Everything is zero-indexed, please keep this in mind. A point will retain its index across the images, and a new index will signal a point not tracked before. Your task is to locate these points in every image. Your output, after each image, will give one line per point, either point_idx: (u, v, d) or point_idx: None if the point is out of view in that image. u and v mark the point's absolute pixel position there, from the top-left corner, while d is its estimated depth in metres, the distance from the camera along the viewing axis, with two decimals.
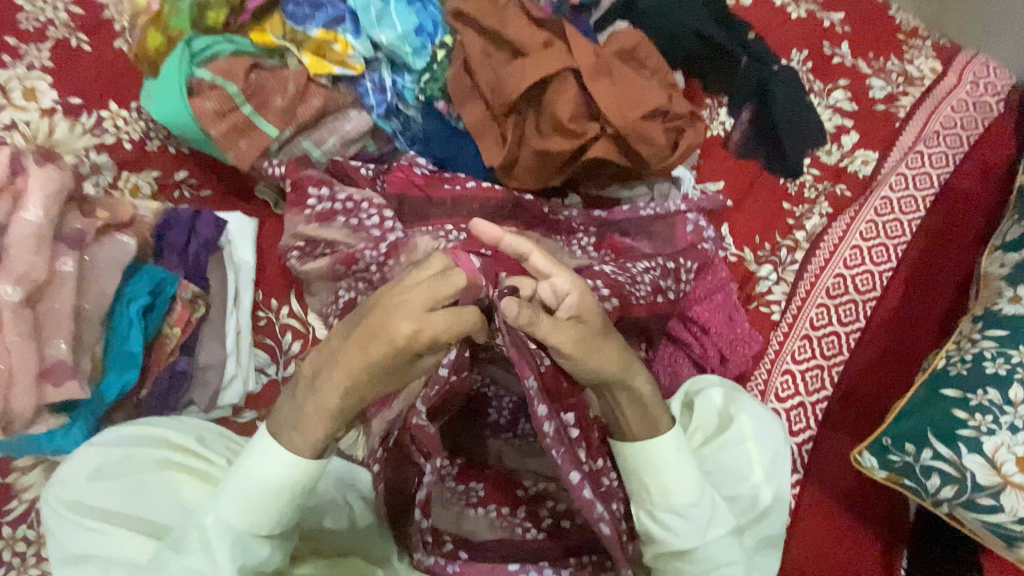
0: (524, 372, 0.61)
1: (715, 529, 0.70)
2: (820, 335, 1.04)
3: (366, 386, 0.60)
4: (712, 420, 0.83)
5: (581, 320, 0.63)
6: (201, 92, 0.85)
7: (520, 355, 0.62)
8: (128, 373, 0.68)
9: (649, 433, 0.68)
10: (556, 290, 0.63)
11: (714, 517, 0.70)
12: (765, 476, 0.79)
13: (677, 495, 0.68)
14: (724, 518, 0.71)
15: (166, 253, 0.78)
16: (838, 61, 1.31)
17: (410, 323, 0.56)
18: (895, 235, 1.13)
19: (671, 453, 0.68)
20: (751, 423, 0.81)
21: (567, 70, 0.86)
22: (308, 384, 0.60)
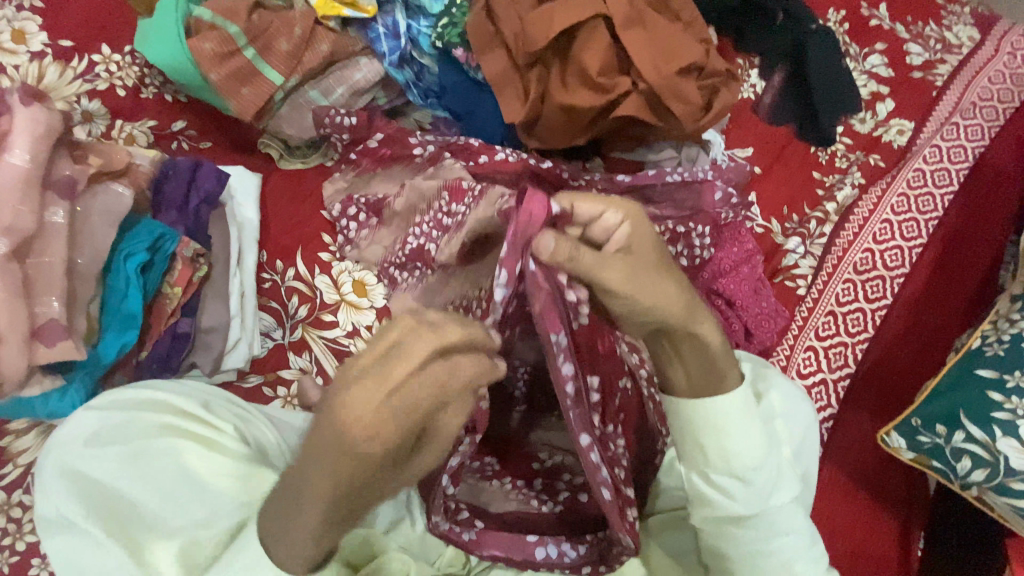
0: (553, 326, 0.58)
1: (783, 496, 0.67)
2: (846, 312, 1.01)
3: (360, 491, 0.50)
4: None
5: (633, 253, 0.57)
6: (200, 32, 0.78)
7: (555, 310, 0.58)
8: (127, 334, 0.64)
9: (715, 387, 0.65)
10: (606, 225, 0.58)
11: (774, 485, 0.67)
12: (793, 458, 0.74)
13: (740, 459, 0.65)
14: (790, 486, 0.69)
15: (164, 207, 0.73)
16: (876, 24, 1.23)
17: (406, 421, 0.46)
18: (927, 209, 1.08)
19: (734, 413, 0.64)
20: (782, 400, 0.76)
21: (598, 17, 0.80)
22: (289, 501, 0.51)
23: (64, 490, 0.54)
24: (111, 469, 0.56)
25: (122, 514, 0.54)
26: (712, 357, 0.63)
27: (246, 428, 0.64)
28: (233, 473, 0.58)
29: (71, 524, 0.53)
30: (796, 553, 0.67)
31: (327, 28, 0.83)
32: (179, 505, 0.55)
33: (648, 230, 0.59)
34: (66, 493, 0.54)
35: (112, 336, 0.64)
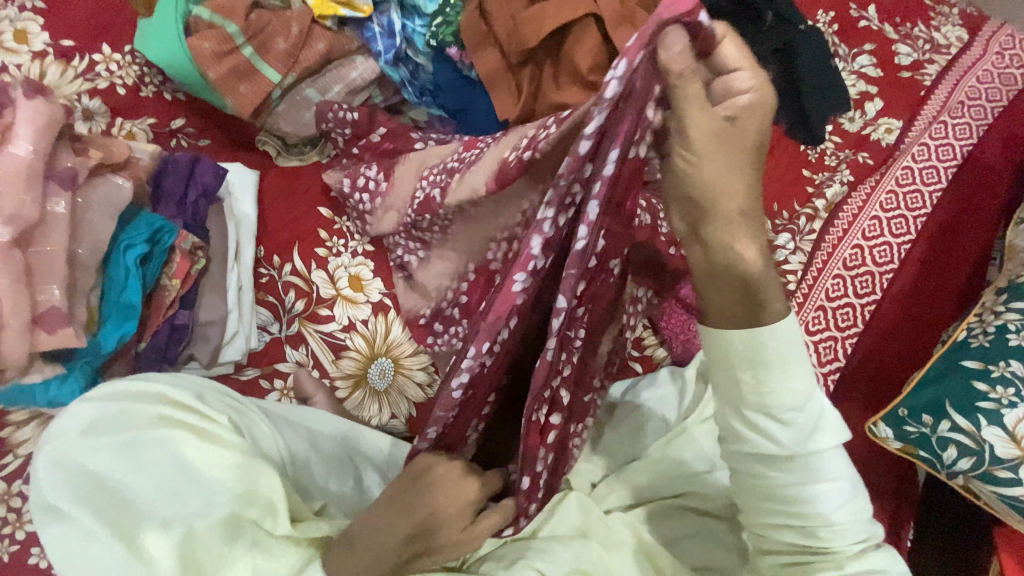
0: (617, 134, 0.46)
1: (827, 442, 0.55)
2: (835, 306, 1.02)
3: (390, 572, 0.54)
4: None
5: (737, 124, 0.49)
6: (199, 31, 0.80)
7: (631, 121, 0.47)
8: (126, 324, 0.65)
9: (750, 317, 0.52)
10: (730, 87, 0.50)
11: (822, 426, 0.55)
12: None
13: (782, 395, 0.53)
14: (837, 429, 0.56)
15: (164, 202, 0.74)
16: (864, 25, 1.26)
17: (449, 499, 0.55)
18: (916, 206, 1.09)
19: (783, 342, 0.52)
20: None
21: (588, 15, 0.81)
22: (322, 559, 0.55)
23: (57, 482, 0.54)
24: (105, 460, 0.55)
25: (113, 507, 0.53)
26: (747, 279, 0.51)
27: (243, 421, 0.63)
28: (225, 463, 0.56)
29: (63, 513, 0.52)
30: (834, 506, 0.56)
31: (324, 27, 0.86)
32: (171, 496, 0.54)
33: (766, 120, 0.51)
34: (59, 484, 0.53)
35: (111, 326, 0.65)
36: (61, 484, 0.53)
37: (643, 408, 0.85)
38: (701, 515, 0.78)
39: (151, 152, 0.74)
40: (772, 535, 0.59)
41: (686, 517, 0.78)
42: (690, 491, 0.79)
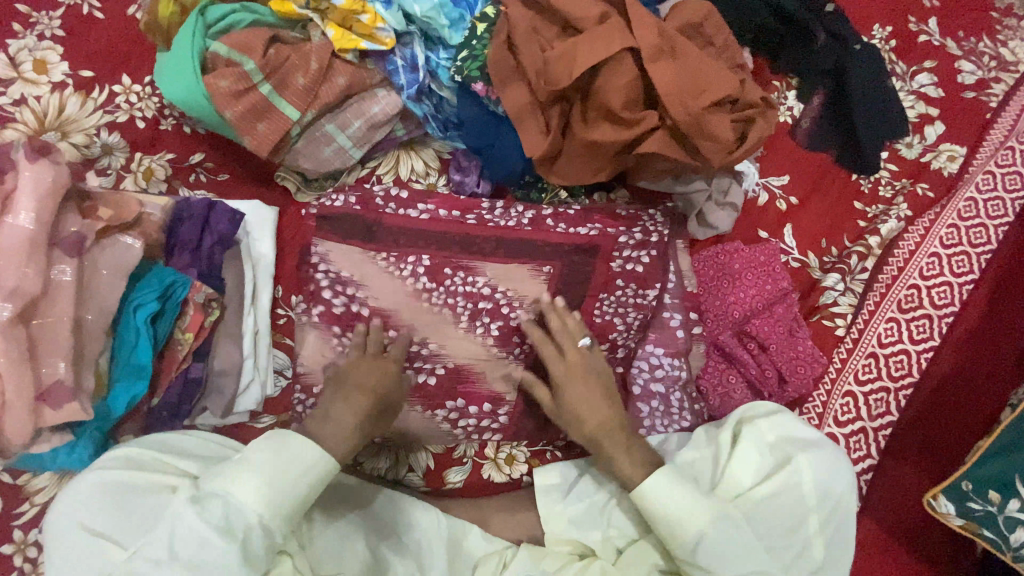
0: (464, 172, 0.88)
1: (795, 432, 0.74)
2: (889, 354, 0.95)
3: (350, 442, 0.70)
4: (767, 458, 0.73)
5: (640, 143, 0.79)
6: (216, 69, 0.75)
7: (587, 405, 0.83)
8: (137, 385, 0.61)
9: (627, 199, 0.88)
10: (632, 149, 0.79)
11: (809, 457, 0.71)
12: (818, 526, 0.69)
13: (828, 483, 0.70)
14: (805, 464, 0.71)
15: (177, 252, 0.69)
16: (971, 95, 1.12)
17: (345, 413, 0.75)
18: (979, 242, 1.01)
19: (785, 428, 0.74)
20: (813, 465, 0.71)
21: (626, 48, 0.75)
22: None
23: (101, 523, 0.55)
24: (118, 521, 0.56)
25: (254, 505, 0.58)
26: (627, 147, 0.80)
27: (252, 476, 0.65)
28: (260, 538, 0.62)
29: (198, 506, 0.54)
30: (803, 448, 0.72)
31: (344, 61, 0.79)
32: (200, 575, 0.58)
33: (626, 156, 0.82)
34: (133, 517, 0.56)
35: (122, 387, 0.61)
36: (129, 524, 0.55)
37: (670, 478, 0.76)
38: (808, 490, 0.69)
39: (161, 205, 0.68)
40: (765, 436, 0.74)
41: (837, 479, 0.71)
42: (812, 449, 0.72)
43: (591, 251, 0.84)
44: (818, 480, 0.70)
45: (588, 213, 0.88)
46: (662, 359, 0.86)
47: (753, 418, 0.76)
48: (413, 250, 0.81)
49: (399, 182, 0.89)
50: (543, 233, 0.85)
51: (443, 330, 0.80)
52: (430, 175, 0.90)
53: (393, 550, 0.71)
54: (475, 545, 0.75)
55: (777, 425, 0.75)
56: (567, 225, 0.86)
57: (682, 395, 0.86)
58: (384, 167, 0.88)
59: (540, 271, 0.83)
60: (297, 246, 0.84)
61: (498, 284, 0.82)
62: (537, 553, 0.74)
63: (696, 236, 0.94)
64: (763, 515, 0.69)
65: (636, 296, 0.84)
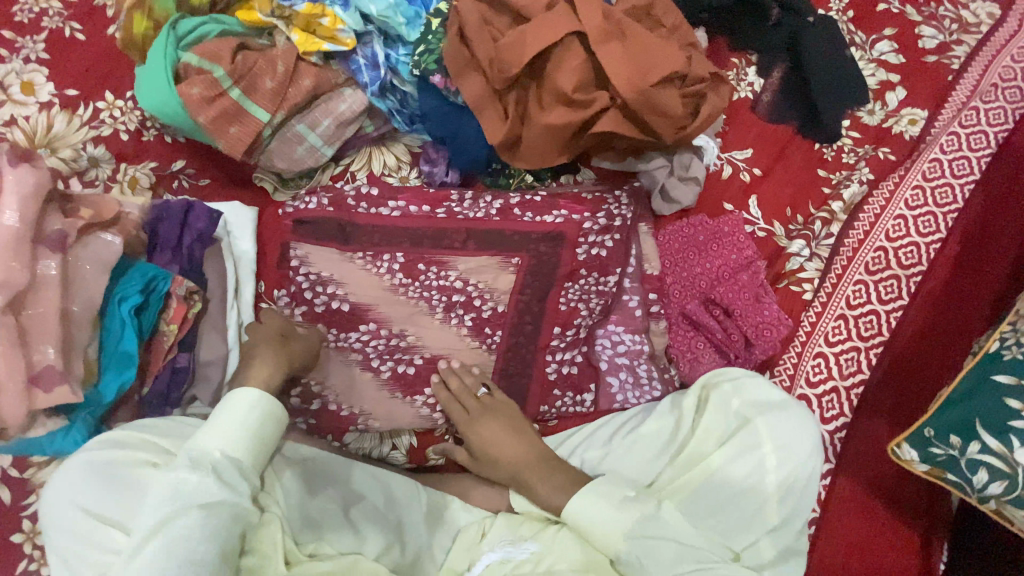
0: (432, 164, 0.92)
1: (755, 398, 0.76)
2: (858, 315, 0.97)
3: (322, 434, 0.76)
4: (727, 421, 0.75)
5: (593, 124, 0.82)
6: (189, 77, 0.79)
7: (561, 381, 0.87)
8: (124, 374, 0.66)
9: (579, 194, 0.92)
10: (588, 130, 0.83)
11: (767, 420, 0.73)
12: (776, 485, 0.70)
13: (789, 442, 0.72)
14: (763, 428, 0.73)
15: (158, 250, 0.74)
16: (932, 59, 1.14)
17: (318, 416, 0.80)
18: (944, 201, 1.03)
19: (749, 394, 0.76)
20: (770, 427, 0.73)
21: (573, 33, 0.79)
22: None
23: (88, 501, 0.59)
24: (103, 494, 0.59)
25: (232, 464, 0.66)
26: (583, 128, 0.83)
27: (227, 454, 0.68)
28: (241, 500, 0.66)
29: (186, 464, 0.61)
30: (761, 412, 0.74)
31: (309, 63, 0.83)
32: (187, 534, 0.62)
33: (585, 137, 0.85)
34: (119, 489, 0.60)
35: (112, 374, 0.66)
36: (123, 500, 0.60)
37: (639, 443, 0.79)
38: (766, 451, 0.71)
39: (139, 204, 0.74)
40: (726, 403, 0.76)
41: (799, 440, 0.72)
42: (772, 411, 0.73)
43: (557, 239, 0.88)
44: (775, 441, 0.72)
45: (555, 200, 0.91)
46: (623, 336, 0.90)
47: (719, 383, 0.78)
48: (387, 249, 0.86)
49: (373, 177, 0.93)
50: (510, 222, 0.89)
51: (418, 320, 0.85)
52: (402, 169, 0.94)
53: (373, 522, 0.73)
54: (458, 515, 0.79)
55: (740, 392, 0.76)
56: (533, 213, 0.89)
57: (650, 365, 0.89)
58: (356, 163, 0.92)
59: (509, 262, 0.87)
60: (277, 242, 0.88)
61: (470, 277, 0.87)
62: (513, 521, 0.77)
63: (661, 212, 0.97)
64: (724, 477, 0.71)
65: (599, 283, 0.89)
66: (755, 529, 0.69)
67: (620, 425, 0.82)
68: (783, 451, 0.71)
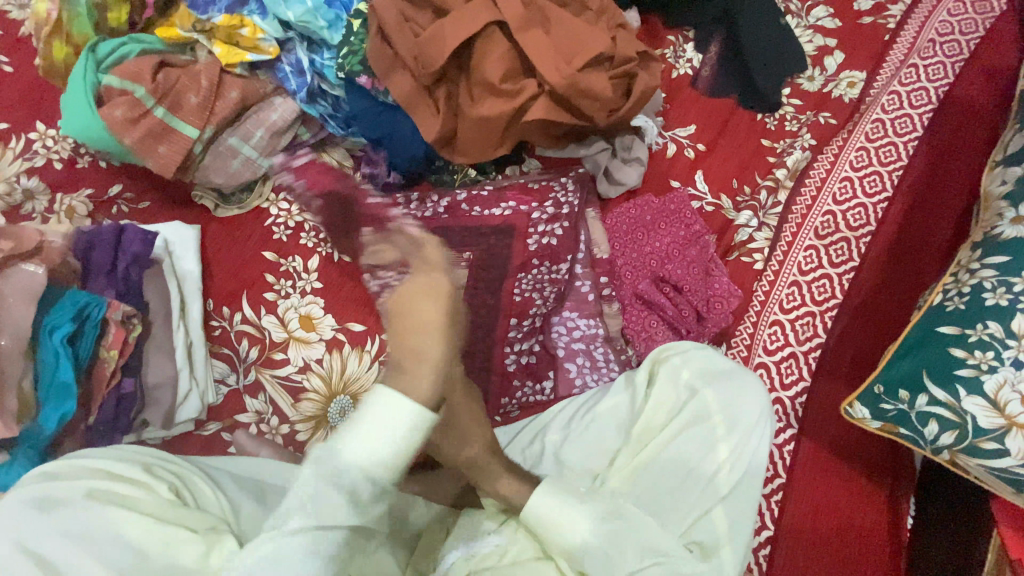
0: (373, 166, 0.91)
1: (700, 370, 0.77)
2: (810, 279, 0.98)
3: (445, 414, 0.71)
4: (677, 395, 0.76)
5: (525, 112, 0.82)
6: (111, 100, 0.78)
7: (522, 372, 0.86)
8: (64, 404, 0.67)
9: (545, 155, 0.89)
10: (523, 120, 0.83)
11: (715, 392, 0.75)
12: (729, 454, 0.72)
13: (737, 411, 0.74)
14: (712, 400, 0.74)
15: (93, 277, 0.75)
16: (869, 20, 1.15)
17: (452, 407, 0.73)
18: (889, 160, 1.04)
19: (695, 366, 0.77)
20: (718, 397, 0.74)
21: (493, 23, 0.79)
22: None
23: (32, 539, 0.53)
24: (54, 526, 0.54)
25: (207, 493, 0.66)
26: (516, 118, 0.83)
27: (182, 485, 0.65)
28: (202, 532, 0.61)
29: (168, 497, 0.61)
30: (709, 383, 0.75)
31: (235, 75, 0.84)
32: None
33: (520, 126, 0.84)
34: (76, 524, 0.54)
35: (53, 404, 0.67)
36: (84, 530, 0.54)
37: (594, 426, 0.78)
38: (716, 421, 0.73)
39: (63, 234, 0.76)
40: (675, 377, 0.77)
41: (748, 407, 0.74)
42: (720, 382, 0.75)
43: (504, 232, 0.88)
44: (724, 411, 0.74)
45: (500, 192, 0.91)
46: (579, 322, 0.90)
47: (668, 356, 0.79)
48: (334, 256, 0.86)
49: (316, 185, 0.92)
50: (456, 219, 0.89)
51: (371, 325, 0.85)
52: (345, 172, 0.93)
53: None
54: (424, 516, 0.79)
55: (688, 363, 0.77)
56: (480, 208, 0.90)
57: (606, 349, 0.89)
58: (297, 172, 0.91)
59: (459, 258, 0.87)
60: (221, 259, 0.87)
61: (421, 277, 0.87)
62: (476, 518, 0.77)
63: (608, 195, 0.97)
64: (677, 450, 0.72)
65: (551, 271, 0.88)
66: (707, 499, 0.70)
67: (579, 406, 0.81)
68: (732, 418, 0.73)
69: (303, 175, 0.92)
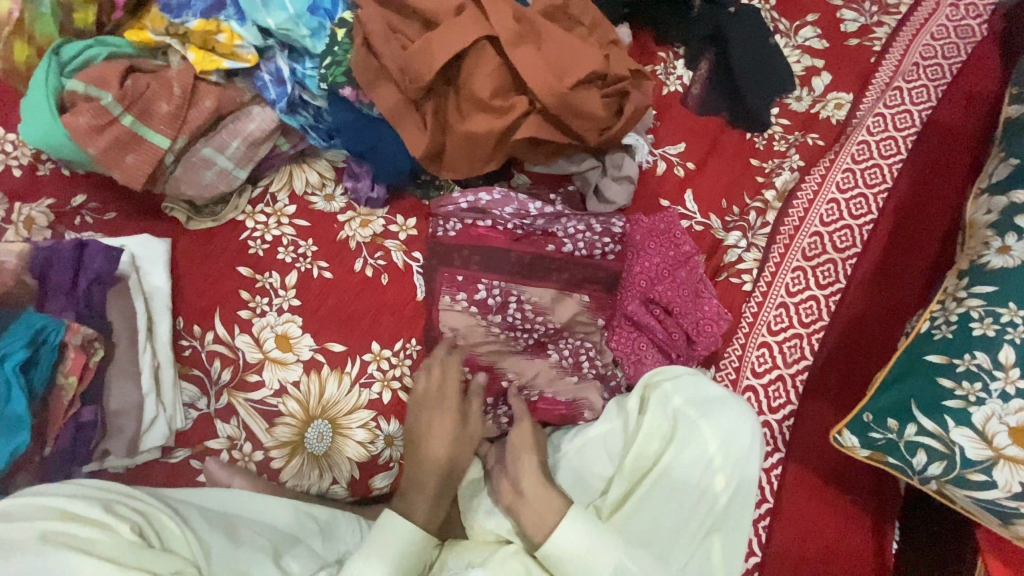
0: (355, 179, 0.88)
1: (691, 396, 0.75)
2: (798, 301, 0.97)
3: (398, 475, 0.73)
4: (671, 423, 0.74)
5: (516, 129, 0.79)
6: (75, 106, 0.73)
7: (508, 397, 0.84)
8: (17, 437, 0.61)
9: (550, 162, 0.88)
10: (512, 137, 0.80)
11: (710, 420, 0.73)
12: (727, 485, 0.71)
13: (733, 440, 0.72)
14: (707, 428, 0.73)
15: (51, 297, 0.70)
16: (855, 42, 1.16)
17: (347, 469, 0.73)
18: (874, 183, 1.05)
19: (687, 392, 0.76)
20: (714, 425, 0.73)
21: (484, 38, 0.76)
22: None
23: None
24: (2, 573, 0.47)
25: (172, 530, 0.61)
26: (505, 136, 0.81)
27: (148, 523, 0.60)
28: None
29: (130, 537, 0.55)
30: (703, 410, 0.74)
31: (210, 83, 0.79)
32: None
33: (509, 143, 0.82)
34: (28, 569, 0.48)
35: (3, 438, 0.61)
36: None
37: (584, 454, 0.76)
38: (713, 451, 0.72)
39: (17, 252, 0.71)
40: (667, 405, 0.75)
41: (739, 434, 0.73)
42: (714, 409, 0.74)
43: (490, 250, 0.86)
44: (720, 441, 0.72)
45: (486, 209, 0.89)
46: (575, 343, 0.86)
47: (659, 382, 0.77)
48: None
49: (295, 197, 0.88)
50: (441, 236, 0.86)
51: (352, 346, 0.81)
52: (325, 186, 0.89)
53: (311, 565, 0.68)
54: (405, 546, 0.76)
55: (681, 390, 0.76)
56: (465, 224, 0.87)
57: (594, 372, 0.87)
58: (275, 183, 0.87)
59: (443, 277, 0.85)
60: (192, 275, 0.82)
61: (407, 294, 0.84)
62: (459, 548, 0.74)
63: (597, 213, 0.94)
64: (675, 481, 0.71)
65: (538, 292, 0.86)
66: (705, 534, 0.70)
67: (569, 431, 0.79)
68: (729, 448, 0.72)
69: (281, 188, 0.88)
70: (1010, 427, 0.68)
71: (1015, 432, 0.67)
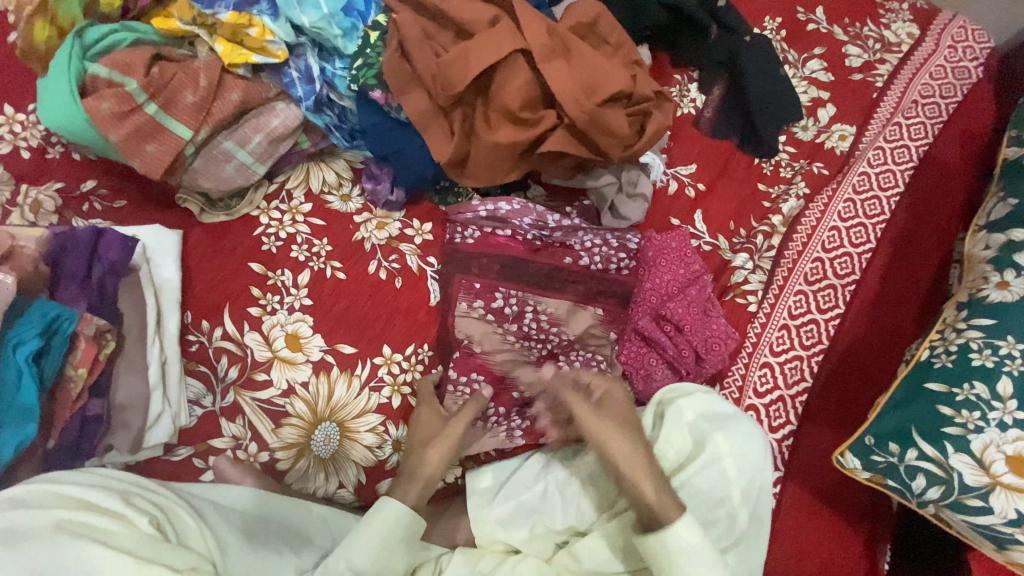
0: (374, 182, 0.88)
1: (705, 411, 0.77)
2: (800, 324, 1.00)
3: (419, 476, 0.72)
4: (684, 437, 0.76)
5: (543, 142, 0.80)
6: (97, 91, 0.72)
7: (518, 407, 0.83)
8: (24, 428, 0.59)
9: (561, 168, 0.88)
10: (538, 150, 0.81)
11: (724, 433, 0.74)
12: (740, 499, 0.72)
13: (746, 455, 0.74)
14: (721, 442, 0.74)
15: (63, 285, 0.69)
16: (858, 77, 1.20)
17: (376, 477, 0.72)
18: (874, 213, 1.08)
19: (701, 407, 0.77)
20: (728, 440, 0.74)
21: (517, 51, 0.77)
22: None
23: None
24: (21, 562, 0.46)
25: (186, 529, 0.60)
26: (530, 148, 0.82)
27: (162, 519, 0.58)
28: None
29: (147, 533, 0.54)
30: (717, 425, 0.75)
31: (236, 76, 0.78)
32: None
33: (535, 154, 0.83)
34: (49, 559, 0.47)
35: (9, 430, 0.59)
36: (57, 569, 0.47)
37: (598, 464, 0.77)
38: (727, 464, 0.73)
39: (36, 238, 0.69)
40: (681, 419, 0.76)
41: (751, 449, 0.74)
42: (727, 424, 0.75)
43: (507, 260, 0.86)
44: (733, 455, 0.74)
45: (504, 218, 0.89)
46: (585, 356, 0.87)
47: (674, 398, 0.78)
48: None
49: (312, 196, 0.87)
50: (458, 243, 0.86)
51: None
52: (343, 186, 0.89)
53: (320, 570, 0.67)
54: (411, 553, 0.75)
55: (695, 404, 0.77)
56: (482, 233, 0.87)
57: None
58: (292, 181, 0.86)
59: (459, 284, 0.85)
60: (204, 269, 0.81)
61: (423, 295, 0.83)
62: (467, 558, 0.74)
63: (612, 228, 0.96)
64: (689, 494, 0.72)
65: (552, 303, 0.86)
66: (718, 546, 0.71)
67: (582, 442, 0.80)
68: (741, 462, 0.73)
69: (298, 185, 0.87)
70: (1006, 455, 0.70)
71: (1011, 460, 0.70)
